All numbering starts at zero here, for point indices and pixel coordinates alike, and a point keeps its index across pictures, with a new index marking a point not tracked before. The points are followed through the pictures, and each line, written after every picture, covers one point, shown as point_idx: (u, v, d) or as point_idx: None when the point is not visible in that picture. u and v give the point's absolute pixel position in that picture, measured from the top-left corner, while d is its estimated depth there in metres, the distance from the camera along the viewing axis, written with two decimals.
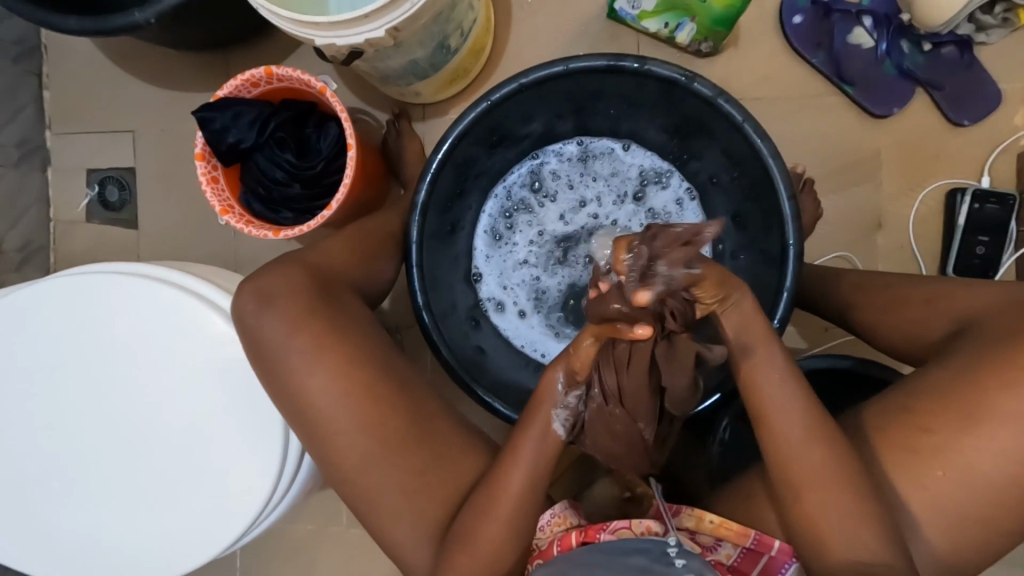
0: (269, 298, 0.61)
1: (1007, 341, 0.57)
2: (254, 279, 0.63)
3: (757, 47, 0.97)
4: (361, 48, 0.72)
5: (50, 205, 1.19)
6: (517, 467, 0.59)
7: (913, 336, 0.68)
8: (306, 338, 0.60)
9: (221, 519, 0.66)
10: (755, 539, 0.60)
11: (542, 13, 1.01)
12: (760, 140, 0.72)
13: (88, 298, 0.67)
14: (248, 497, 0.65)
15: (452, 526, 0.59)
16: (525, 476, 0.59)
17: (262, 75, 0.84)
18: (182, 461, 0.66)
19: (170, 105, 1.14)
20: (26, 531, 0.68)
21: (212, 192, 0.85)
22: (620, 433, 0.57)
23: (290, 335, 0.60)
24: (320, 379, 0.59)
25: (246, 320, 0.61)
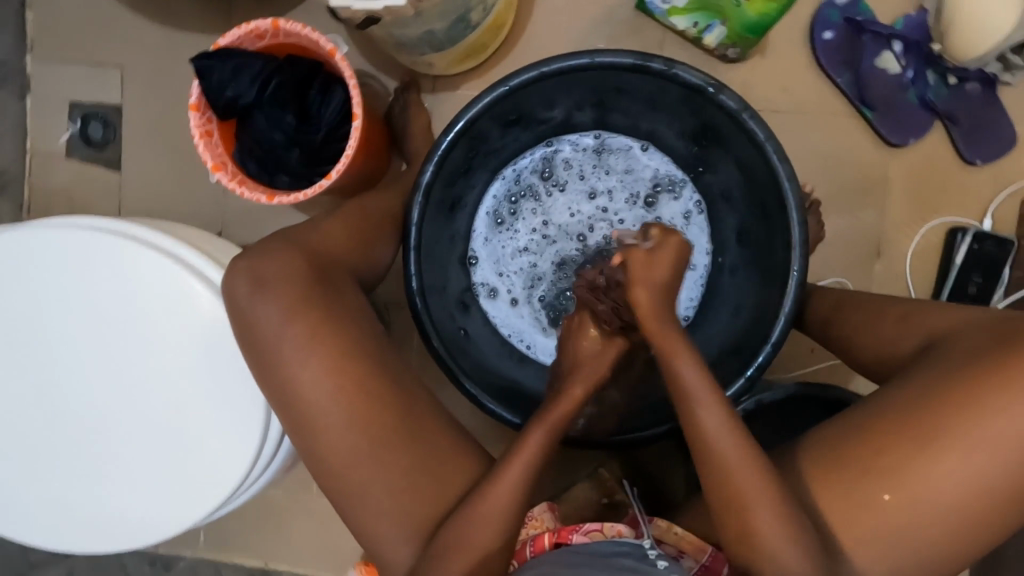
0: (264, 283, 0.59)
1: (968, 364, 0.58)
2: (250, 259, 0.61)
3: (785, 58, 0.94)
4: (378, 14, 0.67)
5: (28, 135, 1.12)
6: (508, 470, 0.60)
7: (886, 351, 0.69)
8: (300, 328, 0.58)
9: (195, 495, 0.64)
10: (711, 557, 0.62)
11: None
12: (778, 162, 0.71)
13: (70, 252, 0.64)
14: (223, 476, 0.63)
15: (436, 534, 0.58)
16: (511, 482, 0.59)
17: (268, 27, 0.78)
18: (157, 432, 0.64)
19: (163, 42, 1.07)
20: None
21: (205, 146, 0.80)
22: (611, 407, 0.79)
23: (285, 323, 0.58)
24: (312, 372, 0.58)
25: (238, 302, 0.59)
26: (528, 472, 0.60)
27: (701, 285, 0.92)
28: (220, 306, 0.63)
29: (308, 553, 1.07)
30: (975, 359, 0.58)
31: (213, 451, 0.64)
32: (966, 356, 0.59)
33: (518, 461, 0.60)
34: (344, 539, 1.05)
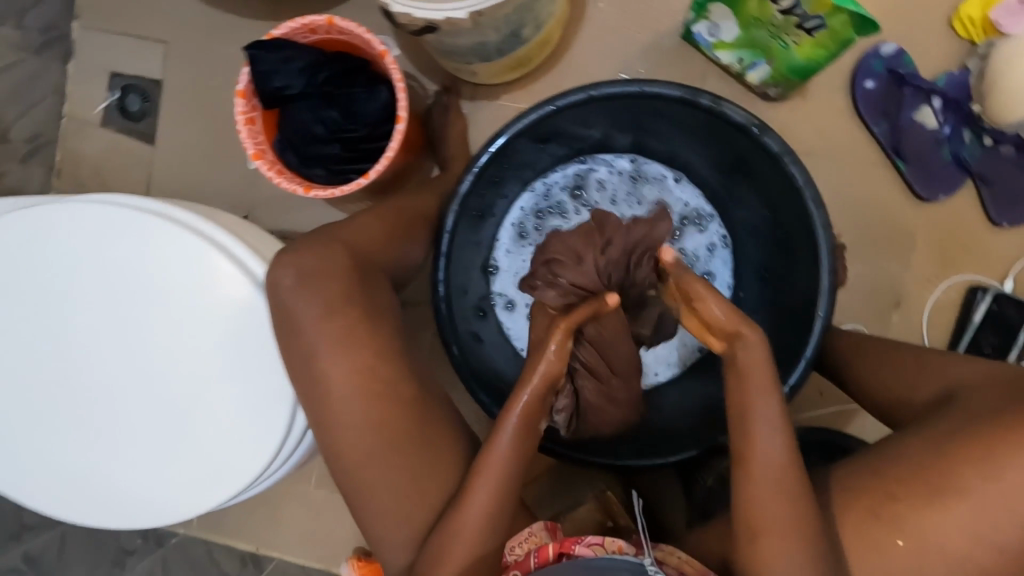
0: (309, 276, 0.60)
1: (986, 419, 0.58)
2: (293, 253, 0.61)
3: (824, 102, 0.95)
4: (438, 24, 0.68)
5: (66, 100, 1.12)
6: (478, 491, 0.58)
7: (902, 396, 0.69)
8: (337, 325, 0.59)
9: (207, 483, 0.63)
10: None
11: (616, 17, 0.97)
12: (814, 206, 0.72)
13: (112, 226, 0.63)
14: (239, 466, 0.62)
15: (427, 541, 0.59)
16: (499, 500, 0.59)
17: (323, 23, 0.79)
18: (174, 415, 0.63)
19: (210, 23, 1.08)
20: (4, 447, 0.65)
21: (247, 132, 0.81)
22: (604, 395, 0.75)
23: (321, 320, 0.59)
24: (340, 371, 0.58)
25: (280, 295, 0.60)
26: (504, 481, 0.59)
27: None
28: (253, 293, 0.62)
29: (300, 541, 1.09)
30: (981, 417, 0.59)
31: (229, 440, 0.62)
32: (985, 408, 0.59)
33: (486, 467, 0.59)
34: (337, 533, 1.08)
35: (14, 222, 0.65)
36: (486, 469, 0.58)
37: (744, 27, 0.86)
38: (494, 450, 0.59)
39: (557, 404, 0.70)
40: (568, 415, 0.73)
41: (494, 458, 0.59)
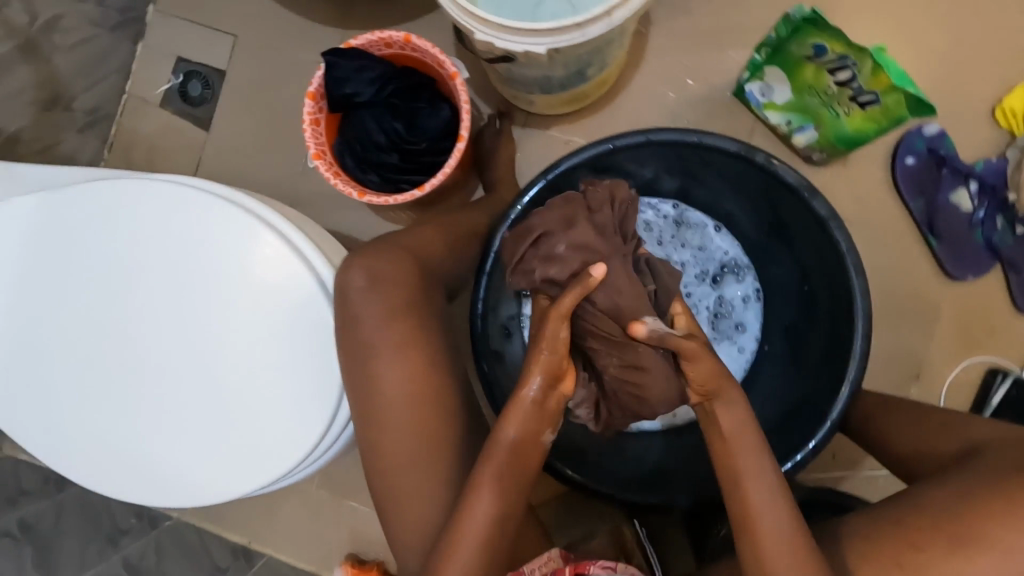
0: (380, 280, 0.63)
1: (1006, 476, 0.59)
2: (365, 256, 0.63)
3: (864, 172, 0.98)
4: (514, 54, 0.70)
5: (130, 78, 1.16)
6: (479, 500, 0.58)
7: (926, 453, 0.71)
8: (396, 333, 0.62)
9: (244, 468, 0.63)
10: None
11: (673, 67, 1.01)
12: (854, 273, 0.75)
13: (179, 204, 0.64)
14: (279, 455, 0.63)
15: (430, 555, 0.59)
16: (511, 513, 0.60)
17: (400, 40, 0.82)
18: (218, 398, 0.63)
19: (280, 23, 1.11)
20: (40, 410, 0.65)
21: (311, 133, 0.84)
22: (621, 381, 0.66)
23: (384, 324, 0.61)
24: (397, 372, 0.61)
25: (348, 295, 0.61)
26: (500, 504, 0.59)
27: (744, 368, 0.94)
28: (312, 283, 0.63)
29: (297, 537, 1.11)
30: (985, 475, 0.60)
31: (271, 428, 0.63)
32: (1009, 466, 0.60)
33: (483, 491, 0.58)
34: (332, 535, 1.11)
35: (82, 189, 0.65)
36: (478, 497, 0.58)
37: (798, 93, 0.91)
38: (488, 464, 0.59)
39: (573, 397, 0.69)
40: (595, 406, 0.70)
41: (492, 471, 0.59)
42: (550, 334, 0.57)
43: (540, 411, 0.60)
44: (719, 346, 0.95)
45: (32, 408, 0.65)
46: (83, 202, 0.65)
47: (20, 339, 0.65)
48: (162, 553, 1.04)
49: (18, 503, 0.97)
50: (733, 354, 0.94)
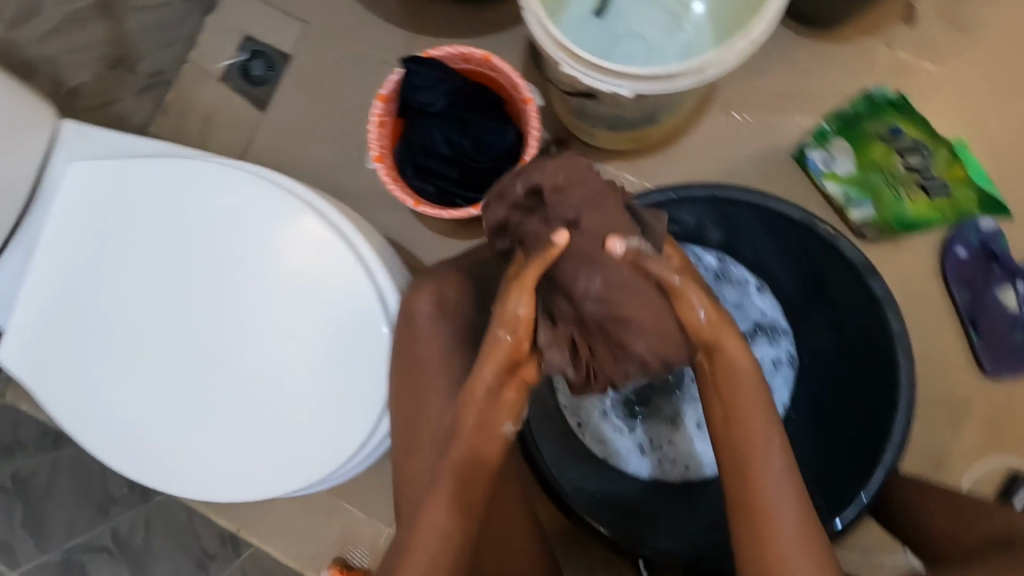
0: (448, 310, 0.65)
1: None
2: (436, 282, 0.65)
3: (914, 255, 0.98)
4: (597, 92, 0.70)
5: (195, 47, 1.15)
6: (436, 498, 0.56)
7: (954, 537, 0.69)
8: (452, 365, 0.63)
9: (284, 470, 0.62)
10: None
11: (739, 122, 1.01)
12: (902, 357, 0.75)
13: (248, 196, 0.63)
14: (319, 459, 0.61)
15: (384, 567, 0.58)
16: (464, 516, 0.57)
17: (480, 57, 0.83)
18: (261, 394, 0.62)
19: (354, 17, 1.11)
20: (73, 380, 0.64)
21: (376, 134, 0.84)
22: (607, 320, 0.54)
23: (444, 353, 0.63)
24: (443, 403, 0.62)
25: (414, 320, 0.63)
26: (461, 531, 0.57)
27: None
28: (369, 289, 0.61)
29: (288, 530, 1.10)
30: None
31: (314, 432, 0.61)
32: None
33: (436, 509, 0.56)
34: (322, 537, 1.09)
35: (154, 165, 0.64)
36: (431, 513, 0.56)
37: (863, 168, 0.93)
38: (444, 467, 0.56)
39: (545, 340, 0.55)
40: (573, 347, 0.56)
41: (447, 472, 0.56)
42: (516, 305, 0.52)
43: (503, 413, 0.57)
44: None
45: (65, 377, 0.64)
46: (152, 179, 0.64)
47: (67, 311, 0.64)
48: (150, 528, 1.02)
49: (15, 457, 0.94)
50: None
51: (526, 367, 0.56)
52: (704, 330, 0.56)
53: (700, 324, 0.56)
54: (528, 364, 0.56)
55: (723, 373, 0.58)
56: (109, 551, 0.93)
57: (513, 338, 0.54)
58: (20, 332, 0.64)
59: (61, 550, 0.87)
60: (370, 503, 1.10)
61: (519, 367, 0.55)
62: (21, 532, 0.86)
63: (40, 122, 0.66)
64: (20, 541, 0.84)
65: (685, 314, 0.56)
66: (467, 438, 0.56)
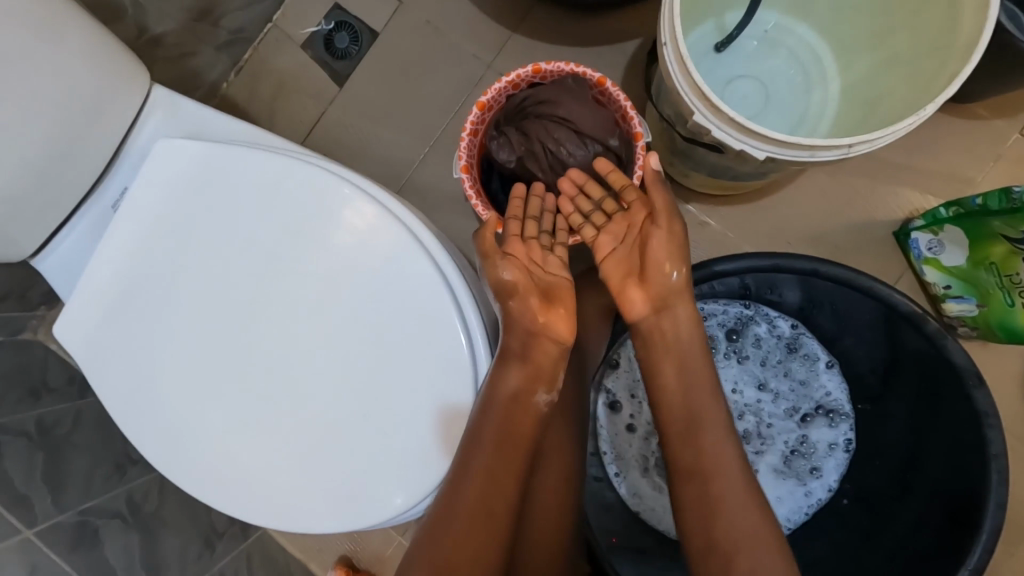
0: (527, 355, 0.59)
1: None
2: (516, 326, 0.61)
3: (1003, 360, 0.91)
4: (725, 146, 0.65)
5: (280, 9, 1.08)
6: (467, 471, 0.56)
7: None
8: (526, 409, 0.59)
9: (358, 495, 0.60)
10: None
11: (842, 187, 0.94)
12: (995, 483, 0.68)
13: (344, 208, 0.60)
14: (394, 490, 0.59)
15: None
16: (492, 518, 0.55)
17: (594, 82, 0.75)
18: (332, 416, 0.60)
19: (451, 5, 1.05)
20: (136, 368, 0.62)
21: (467, 143, 0.76)
22: (549, 132, 0.74)
23: (521, 394, 0.58)
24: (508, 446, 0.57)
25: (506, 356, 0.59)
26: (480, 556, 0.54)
27: (805, 512, 0.87)
28: (458, 320, 0.59)
29: None
30: None
31: (392, 461, 0.60)
32: None
33: (457, 513, 0.55)
34: (330, 534, 1.06)
35: (248, 157, 0.60)
36: (448, 518, 0.55)
37: (973, 263, 0.84)
38: (483, 435, 0.56)
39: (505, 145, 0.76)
40: (515, 147, 0.76)
41: (483, 439, 0.56)
42: (503, 271, 0.61)
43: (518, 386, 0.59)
44: (784, 480, 0.88)
45: (127, 363, 0.62)
46: (245, 171, 0.60)
47: (136, 294, 0.61)
48: (164, 496, 0.99)
49: (41, 403, 0.91)
50: (796, 494, 0.88)
51: (549, 335, 0.61)
52: (667, 287, 0.62)
53: (671, 282, 0.62)
54: (552, 322, 0.61)
55: (671, 330, 0.63)
56: (123, 518, 0.90)
57: (519, 303, 0.61)
58: (89, 308, 0.61)
59: (77, 512, 0.84)
60: None
61: (541, 323, 0.60)
62: (40, 484, 0.82)
63: (135, 88, 0.62)
64: (38, 496, 0.80)
65: (650, 260, 0.62)
66: (497, 421, 0.57)
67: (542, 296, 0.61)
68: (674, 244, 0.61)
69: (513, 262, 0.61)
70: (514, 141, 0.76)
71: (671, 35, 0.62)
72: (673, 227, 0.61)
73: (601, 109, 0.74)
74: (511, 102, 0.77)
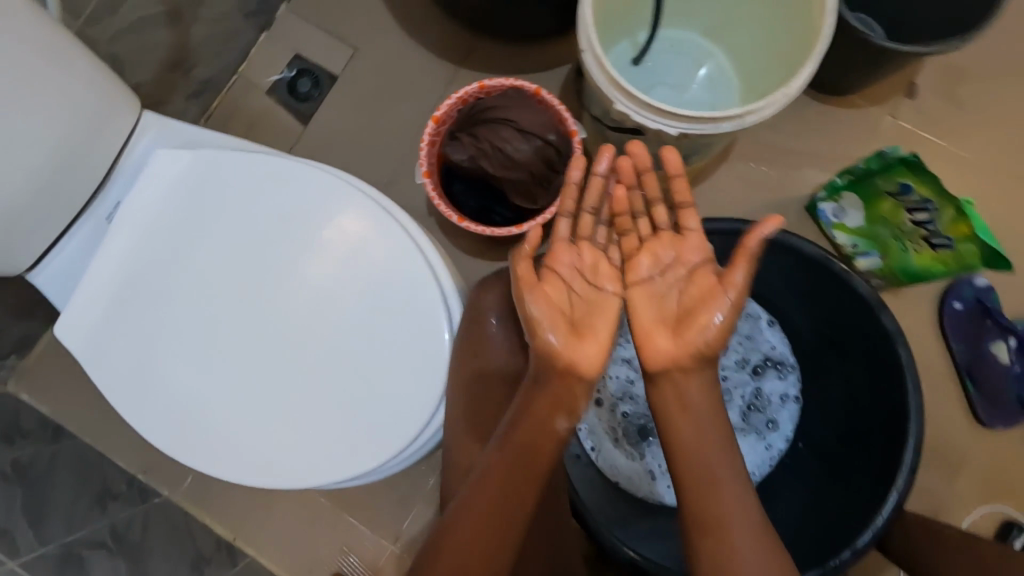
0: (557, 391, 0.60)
1: None
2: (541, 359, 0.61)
3: (914, 306, 1.04)
4: (644, 128, 0.77)
5: (244, 62, 1.20)
6: (481, 493, 0.61)
7: None
8: (544, 429, 0.61)
9: (346, 458, 0.65)
10: None
11: (756, 173, 1.09)
12: (911, 391, 0.77)
13: (328, 204, 0.68)
14: (377, 448, 0.64)
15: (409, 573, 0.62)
16: (504, 525, 0.60)
17: (530, 91, 0.86)
18: (320, 382, 0.66)
19: (403, 49, 1.18)
20: (138, 359, 0.67)
21: (426, 152, 0.86)
22: (495, 133, 0.86)
23: (541, 415, 0.61)
24: (519, 456, 0.61)
25: (536, 386, 0.61)
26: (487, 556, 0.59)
27: (767, 466, 0.94)
28: (443, 301, 0.66)
29: (282, 541, 1.06)
30: None
31: (376, 422, 0.65)
32: None
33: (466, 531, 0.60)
34: (321, 551, 1.06)
35: (236, 164, 0.68)
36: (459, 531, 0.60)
37: (871, 222, 0.98)
38: (501, 457, 0.61)
39: (458, 147, 0.87)
40: (468, 148, 0.87)
41: (498, 469, 0.61)
42: (533, 303, 0.59)
43: (540, 411, 0.61)
44: (745, 436, 0.95)
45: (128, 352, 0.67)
46: (234, 175, 0.68)
47: (134, 291, 0.67)
48: (148, 525, 0.99)
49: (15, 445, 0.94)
50: (758, 449, 0.95)
51: (575, 366, 0.59)
52: (695, 352, 0.58)
53: (703, 348, 0.58)
54: (581, 350, 0.59)
55: (675, 395, 0.60)
56: (108, 547, 0.93)
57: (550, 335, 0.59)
58: (87, 306, 0.67)
59: (60, 543, 0.88)
60: (373, 519, 1.06)
61: (569, 362, 0.59)
62: (20, 518, 0.87)
63: (127, 113, 0.70)
64: (19, 530, 0.85)
65: (690, 316, 0.59)
66: (518, 442, 0.61)
67: (572, 326, 0.60)
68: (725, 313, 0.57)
69: (539, 289, 0.60)
70: (466, 142, 0.87)
71: (588, 44, 0.76)
72: (734, 298, 0.57)
73: (538, 112, 0.86)
74: (461, 114, 0.88)
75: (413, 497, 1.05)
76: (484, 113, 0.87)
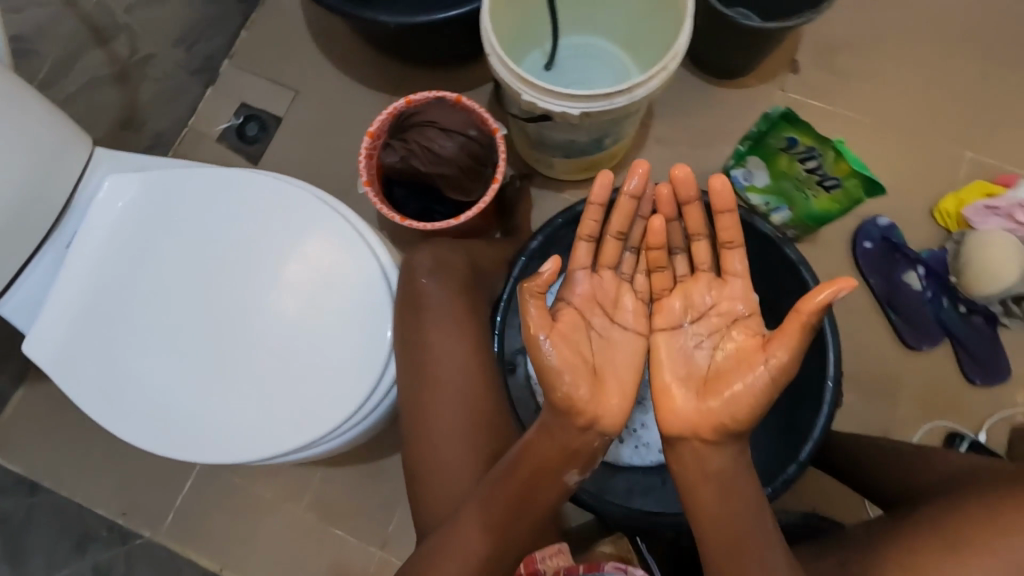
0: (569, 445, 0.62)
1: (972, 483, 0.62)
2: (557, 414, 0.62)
3: (831, 252, 1.14)
4: (552, 113, 0.87)
5: (193, 115, 1.28)
6: (470, 525, 0.65)
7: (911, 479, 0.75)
8: (554, 471, 0.63)
9: (307, 426, 0.70)
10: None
11: (672, 154, 1.20)
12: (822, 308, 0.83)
13: (274, 207, 0.75)
14: (333, 413, 0.70)
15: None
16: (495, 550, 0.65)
17: (452, 99, 0.95)
18: (276, 363, 0.72)
19: (341, 86, 1.28)
20: (108, 366, 0.73)
21: (365, 164, 0.94)
22: (423, 135, 0.95)
23: (552, 459, 0.63)
24: (516, 490, 0.64)
25: (551, 437, 0.62)
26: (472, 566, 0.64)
27: None
28: (383, 280, 0.73)
29: (271, 563, 1.06)
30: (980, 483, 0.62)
31: (332, 390, 0.71)
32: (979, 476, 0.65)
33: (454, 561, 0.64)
34: (312, 567, 1.06)
35: (188, 183, 0.76)
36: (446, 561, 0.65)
37: (775, 179, 1.09)
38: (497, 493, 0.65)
39: (392, 152, 0.96)
40: (401, 152, 0.95)
41: (496, 500, 0.65)
42: (549, 344, 0.59)
43: (554, 459, 0.63)
44: None
45: (98, 360, 0.73)
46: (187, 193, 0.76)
47: (100, 304, 0.73)
48: None
49: None
50: None
51: (592, 411, 0.61)
52: (723, 419, 0.58)
53: (729, 419, 0.58)
54: (602, 398, 0.61)
55: (697, 461, 0.61)
56: None
57: (573, 384, 0.60)
58: (55, 322, 0.72)
59: None
60: (360, 527, 1.07)
61: (592, 416, 0.61)
62: None
63: (81, 151, 0.77)
64: None
65: (722, 376, 0.59)
66: (519, 483, 0.64)
67: (593, 372, 0.61)
68: (758, 381, 0.57)
69: (558, 329, 0.61)
70: (398, 146, 0.95)
71: (491, 49, 0.86)
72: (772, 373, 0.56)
73: (459, 114, 0.96)
74: (391, 125, 0.97)
75: (396, 498, 1.08)
76: (411, 121, 0.97)
